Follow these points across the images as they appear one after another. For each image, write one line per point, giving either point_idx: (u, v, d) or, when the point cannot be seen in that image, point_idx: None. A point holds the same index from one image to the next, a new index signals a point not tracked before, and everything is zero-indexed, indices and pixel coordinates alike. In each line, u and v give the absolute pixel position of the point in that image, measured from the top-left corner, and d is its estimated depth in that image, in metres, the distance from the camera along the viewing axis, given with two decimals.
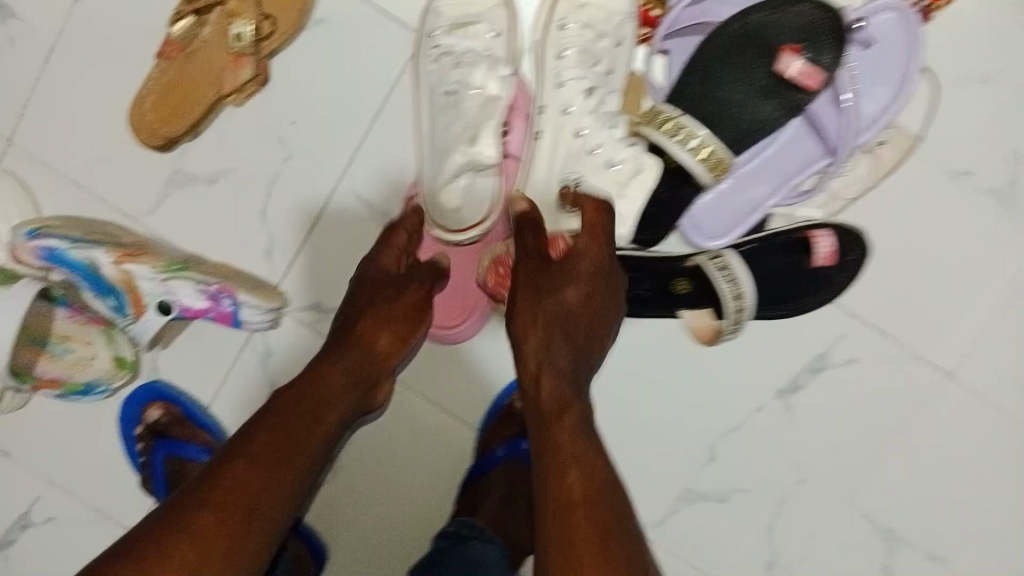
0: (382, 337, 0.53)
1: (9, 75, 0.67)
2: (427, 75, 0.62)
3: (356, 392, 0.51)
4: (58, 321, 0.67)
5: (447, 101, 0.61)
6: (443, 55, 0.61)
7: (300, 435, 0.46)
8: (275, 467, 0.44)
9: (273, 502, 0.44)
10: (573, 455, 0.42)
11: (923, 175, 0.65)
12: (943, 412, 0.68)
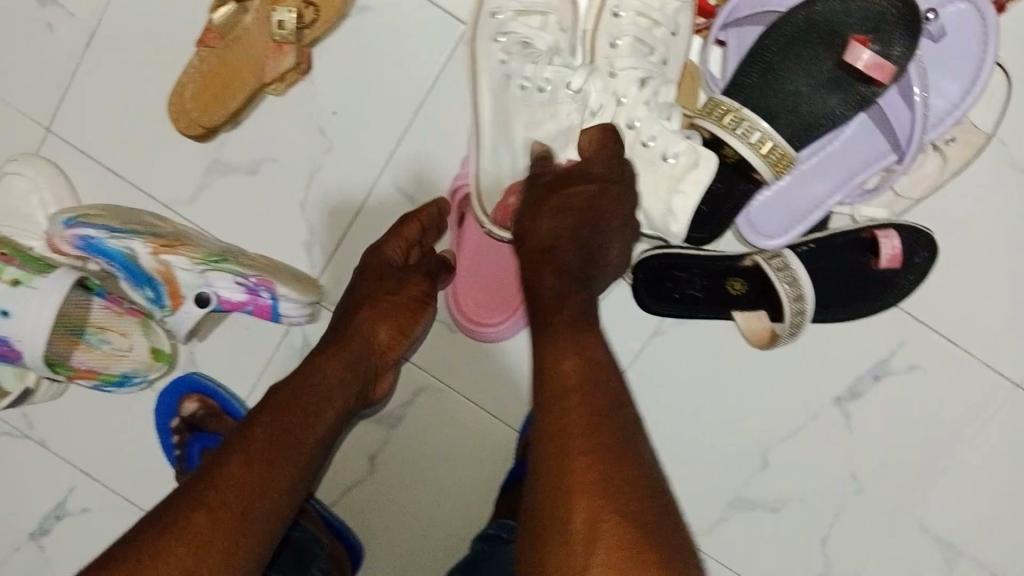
0: (381, 332, 0.59)
1: (48, 62, 0.66)
2: (487, 63, 0.59)
3: (361, 377, 0.57)
4: (95, 310, 0.66)
5: (523, 93, 0.58)
6: (516, 44, 0.58)
7: (294, 429, 0.49)
8: (270, 458, 0.47)
9: (265, 500, 0.46)
10: (574, 354, 0.45)
11: (995, 173, 0.61)
12: (1011, 424, 0.65)
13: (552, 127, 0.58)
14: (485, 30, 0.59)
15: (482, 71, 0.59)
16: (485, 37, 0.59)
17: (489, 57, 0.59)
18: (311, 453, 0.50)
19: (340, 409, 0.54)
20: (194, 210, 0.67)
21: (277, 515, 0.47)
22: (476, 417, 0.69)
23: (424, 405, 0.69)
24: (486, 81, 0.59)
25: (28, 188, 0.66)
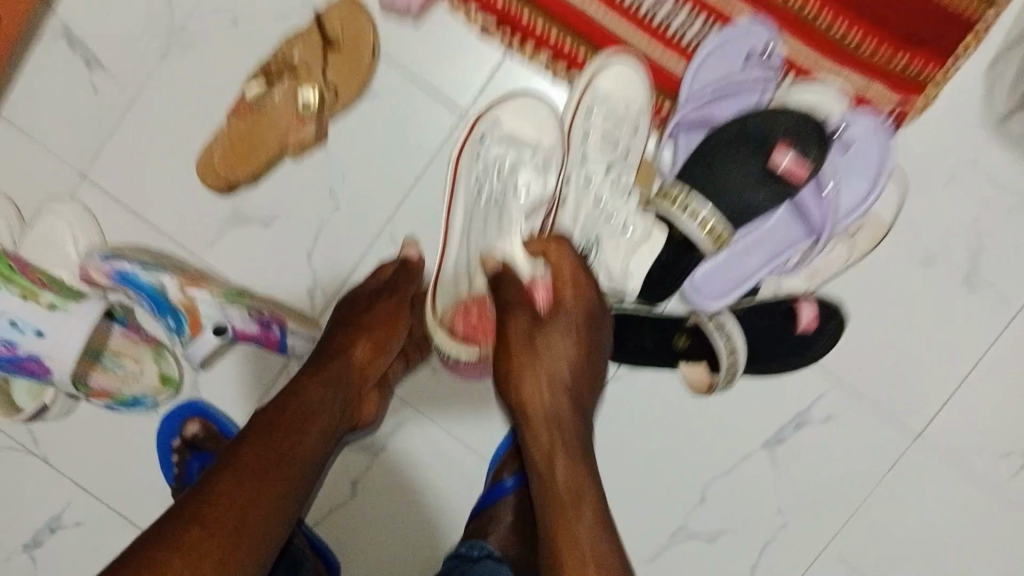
0: (359, 347, 0.67)
1: (87, 117, 0.75)
2: (473, 187, 0.69)
3: (342, 392, 0.65)
4: (114, 337, 0.74)
5: (484, 204, 0.69)
6: (499, 170, 0.69)
7: (279, 446, 0.57)
8: (260, 474, 0.55)
9: (260, 511, 0.54)
10: (587, 539, 0.54)
11: (893, 256, 0.75)
12: (909, 468, 0.78)
13: (503, 228, 0.69)
14: (474, 149, 0.68)
15: (461, 186, 0.68)
16: (470, 152, 0.68)
17: (473, 172, 0.69)
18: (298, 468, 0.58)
19: (326, 422, 0.62)
20: (213, 252, 0.76)
21: (273, 523, 0.54)
22: (450, 445, 0.78)
23: (405, 434, 0.78)
24: (462, 201, 0.69)
25: (67, 230, 0.75)
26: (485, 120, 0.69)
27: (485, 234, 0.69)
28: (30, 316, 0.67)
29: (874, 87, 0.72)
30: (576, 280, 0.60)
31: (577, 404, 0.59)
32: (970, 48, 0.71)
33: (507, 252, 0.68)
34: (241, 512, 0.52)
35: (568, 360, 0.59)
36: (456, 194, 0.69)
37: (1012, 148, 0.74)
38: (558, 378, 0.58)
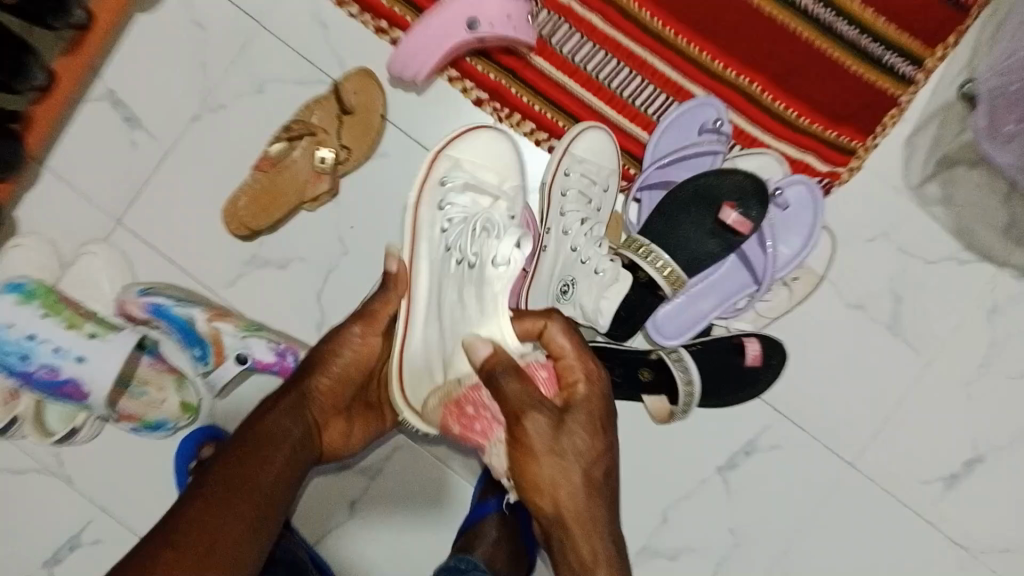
0: (323, 375, 0.64)
1: (127, 173, 0.86)
2: (435, 241, 0.69)
3: (297, 426, 0.62)
4: (143, 366, 0.83)
5: (458, 268, 0.66)
6: (463, 227, 0.67)
7: (240, 475, 0.58)
8: (219, 505, 0.56)
9: (225, 541, 0.55)
10: None
11: (828, 303, 0.88)
12: (846, 491, 0.88)
13: (483, 306, 0.62)
14: (433, 199, 0.71)
15: (420, 233, 0.69)
16: (427, 202, 0.71)
17: (433, 224, 0.69)
18: (257, 502, 0.57)
19: (294, 450, 0.61)
20: (234, 292, 0.86)
21: (240, 549, 0.55)
22: (441, 467, 0.88)
23: (399, 459, 0.88)
24: (422, 254, 0.69)
25: (104, 268, 0.84)
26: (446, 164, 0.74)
27: (455, 303, 0.64)
28: (75, 343, 0.77)
29: (808, 157, 0.86)
30: (585, 364, 0.57)
31: (599, 494, 0.55)
32: (887, 125, 0.87)
33: (497, 338, 0.60)
34: (210, 540, 0.54)
35: (591, 459, 0.55)
36: (422, 243, 0.69)
37: (926, 211, 0.87)
38: (584, 473, 0.54)
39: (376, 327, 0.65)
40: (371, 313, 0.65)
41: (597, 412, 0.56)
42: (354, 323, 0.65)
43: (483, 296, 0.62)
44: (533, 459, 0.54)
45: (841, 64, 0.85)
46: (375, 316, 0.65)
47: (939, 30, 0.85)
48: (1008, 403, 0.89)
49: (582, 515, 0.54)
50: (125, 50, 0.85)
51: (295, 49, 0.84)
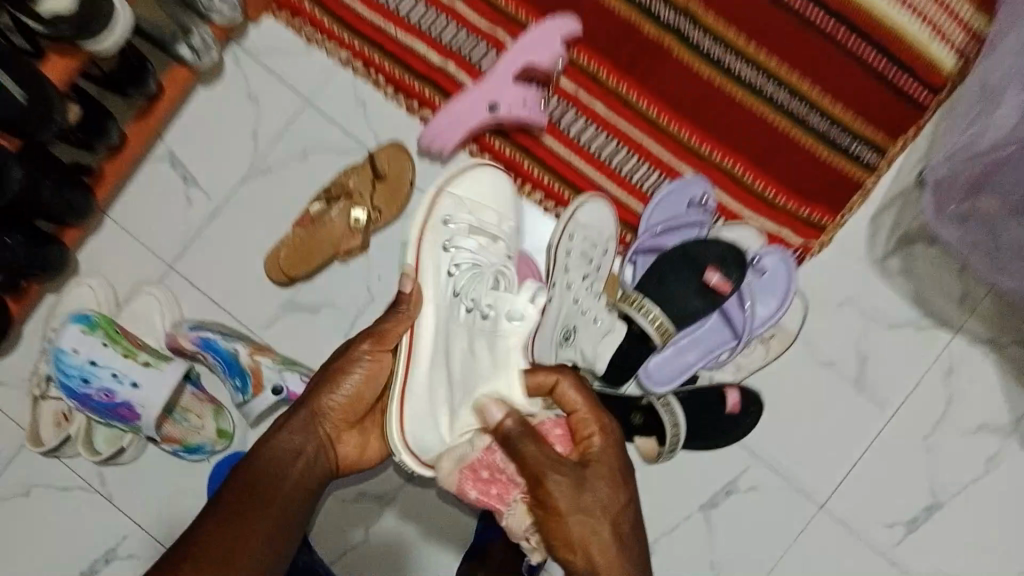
0: (338, 394, 0.70)
1: (179, 222, 0.96)
2: (438, 285, 0.77)
3: (314, 441, 0.68)
4: (185, 395, 0.92)
5: (469, 319, 0.76)
6: (467, 281, 0.77)
7: (262, 485, 0.65)
8: (241, 513, 0.63)
9: (237, 564, 0.61)
10: None
11: (799, 360, 0.98)
12: (814, 530, 0.98)
13: (498, 357, 0.74)
14: (438, 240, 0.80)
15: (425, 274, 0.77)
16: (432, 241, 0.80)
17: (439, 268, 0.78)
18: (276, 512, 0.64)
19: (308, 467, 0.67)
20: (269, 332, 0.96)
21: (248, 570, 0.61)
22: (447, 500, 0.97)
23: (411, 488, 0.97)
24: (428, 295, 0.76)
25: (158, 309, 0.94)
26: (449, 211, 0.83)
27: (464, 351, 0.75)
28: (132, 371, 0.86)
29: (784, 231, 0.98)
30: (598, 418, 0.65)
31: (628, 556, 0.59)
32: (855, 205, 0.98)
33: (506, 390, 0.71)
34: (231, 539, 0.61)
35: (612, 508, 0.60)
36: (431, 291, 0.76)
37: (887, 282, 0.99)
38: (611, 525, 0.59)
39: (385, 344, 0.71)
40: (381, 332, 0.71)
41: (614, 471, 0.62)
42: (364, 339, 0.71)
43: (485, 355, 0.74)
44: (559, 520, 0.59)
45: (813, 152, 0.97)
46: (384, 335, 0.71)
47: (900, 124, 0.97)
48: (960, 455, 0.99)
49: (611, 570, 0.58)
50: (184, 114, 0.96)
51: (337, 121, 0.96)
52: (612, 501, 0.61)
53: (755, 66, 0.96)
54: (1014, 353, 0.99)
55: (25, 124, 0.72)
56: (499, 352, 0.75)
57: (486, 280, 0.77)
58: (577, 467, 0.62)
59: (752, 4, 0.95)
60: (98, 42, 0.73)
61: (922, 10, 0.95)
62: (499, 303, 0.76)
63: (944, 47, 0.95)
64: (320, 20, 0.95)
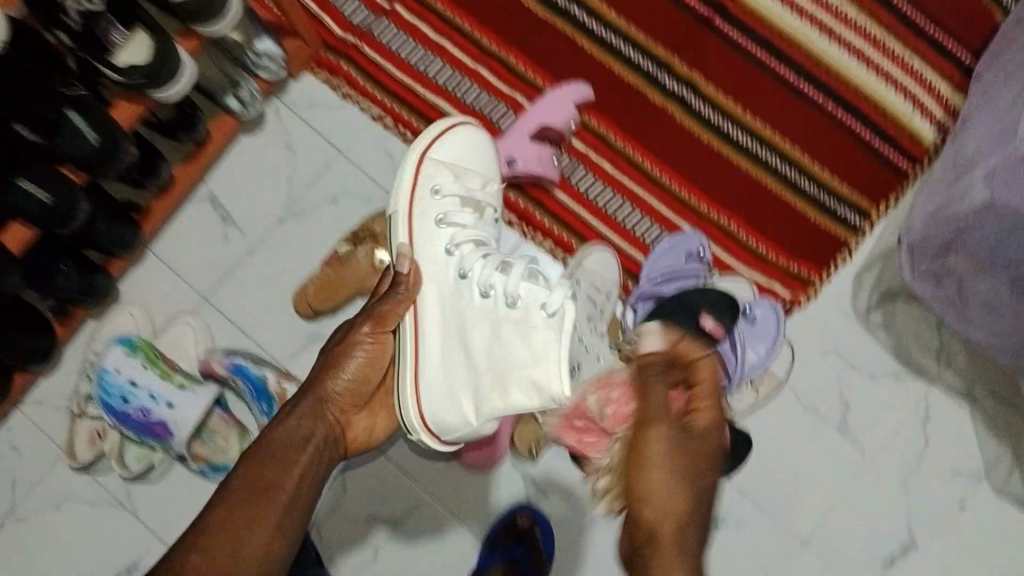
0: (345, 376, 0.72)
1: (216, 258, 1.04)
2: (435, 264, 0.76)
3: (321, 425, 0.70)
4: (213, 417, 0.99)
5: (481, 302, 0.73)
6: (468, 260, 0.75)
7: (267, 477, 0.66)
8: (247, 504, 0.64)
9: (249, 542, 0.63)
10: None
11: (787, 404, 1.05)
12: (798, 567, 1.04)
13: (524, 335, 0.68)
14: (427, 216, 0.78)
15: (418, 249, 0.77)
16: (421, 218, 0.78)
17: (435, 245, 0.77)
18: (288, 494, 0.66)
19: (319, 444, 0.69)
20: (295, 363, 1.03)
21: (263, 549, 0.64)
22: (454, 527, 1.04)
23: (421, 514, 1.04)
24: (427, 277, 0.76)
25: (192, 337, 1.01)
26: (426, 188, 0.79)
27: (478, 333, 0.73)
28: (168, 391, 0.93)
29: (773, 284, 1.06)
30: (710, 396, 0.70)
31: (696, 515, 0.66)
32: (840, 263, 1.07)
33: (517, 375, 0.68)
34: (233, 537, 0.63)
35: (694, 470, 0.66)
36: (437, 282, 0.76)
37: (870, 335, 1.06)
38: (693, 481, 0.66)
39: (383, 328, 0.73)
40: (380, 315, 0.73)
41: (703, 452, 0.68)
42: (362, 323, 0.73)
43: (506, 336, 0.70)
44: (651, 474, 0.66)
45: (801, 212, 1.06)
46: (383, 317, 0.73)
47: (882, 190, 1.06)
48: (936, 500, 1.05)
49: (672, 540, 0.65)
50: (227, 160, 1.05)
51: (366, 171, 1.05)
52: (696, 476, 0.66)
53: (750, 133, 1.05)
54: (987, 406, 1.06)
55: (94, 164, 0.82)
56: (518, 329, 0.69)
57: (489, 258, 0.75)
58: (681, 430, 0.68)
59: (751, 83, 1.05)
60: (163, 92, 0.83)
61: (903, 87, 1.05)
62: (504, 283, 0.72)
63: (925, 119, 1.06)
64: (356, 80, 1.04)
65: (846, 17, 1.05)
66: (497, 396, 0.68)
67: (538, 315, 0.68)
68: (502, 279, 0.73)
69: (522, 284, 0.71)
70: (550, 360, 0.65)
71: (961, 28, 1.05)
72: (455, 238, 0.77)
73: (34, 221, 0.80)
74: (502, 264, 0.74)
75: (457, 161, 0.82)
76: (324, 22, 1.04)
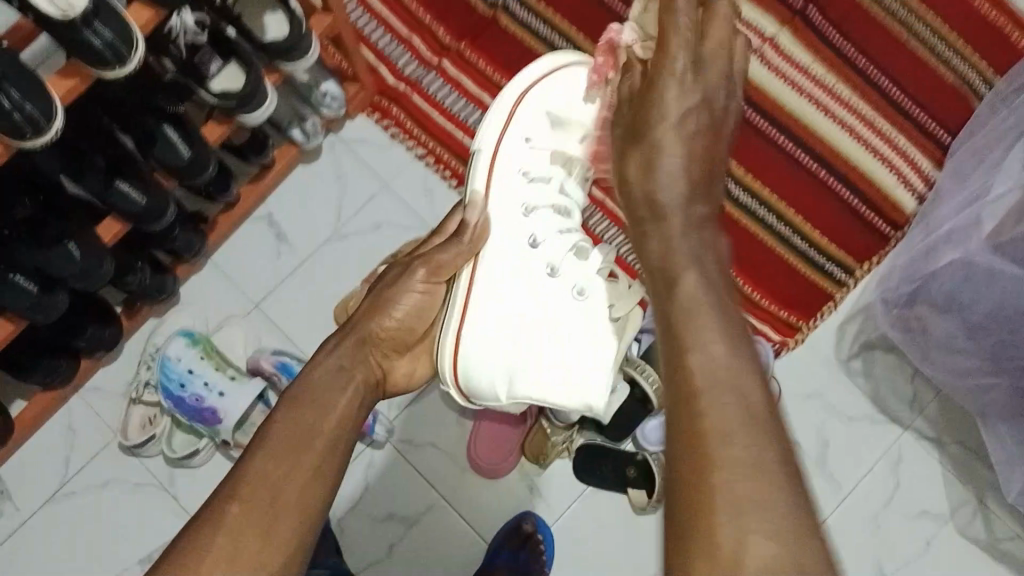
0: (384, 322, 0.77)
1: (268, 271, 1.16)
2: (512, 224, 0.85)
3: (363, 367, 0.73)
4: (256, 411, 1.08)
5: (538, 271, 0.84)
6: (542, 231, 0.85)
7: (309, 423, 0.67)
8: (289, 453, 0.64)
9: (291, 488, 0.63)
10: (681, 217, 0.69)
11: None
12: None
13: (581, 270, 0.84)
14: (512, 169, 0.87)
15: (493, 202, 0.85)
16: (506, 165, 0.87)
17: (513, 201, 0.86)
18: (327, 440, 0.67)
19: (358, 390, 0.71)
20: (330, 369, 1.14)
21: (314, 502, 0.64)
22: (463, 526, 1.14)
23: (435, 513, 1.14)
24: (497, 229, 0.84)
25: (243, 336, 1.14)
26: (519, 138, 0.89)
27: (526, 295, 0.83)
28: (221, 382, 1.06)
29: (765, 328, 1.18)
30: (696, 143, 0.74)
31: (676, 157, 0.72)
32: (826, 313, 1.19)
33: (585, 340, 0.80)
34: (275, 485, 0.63)
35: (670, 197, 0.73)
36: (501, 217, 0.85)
37: (849, 380, 1.17)
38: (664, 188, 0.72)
39: (437, 277, 0.79)
40: (438, 264, 0.79)
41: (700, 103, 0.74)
42: (419, 267, 0.78)
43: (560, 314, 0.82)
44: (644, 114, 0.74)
45: (793, 266, 1.19)
46: (440, 266, 0.79)
47: (866, 250, 1.20)
48: (905, 535, 1.14)
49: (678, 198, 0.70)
50: (284, 186, 1.18)
51: (408, 204, 1.18)
52: (704, 116, 0.74)
53: (752, 194, 1.19)
54: (954, 451, 1.15)
55: (184, 172, 0.93)
56: (579, 318, 0.81)
57: (563, 236, 0.85)
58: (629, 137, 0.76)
59: (742, 138, 1.19)
60: (250, 114, 0.93)
61: (888, 160, 1.19)
62: (574, 270, 0.84)
63: (908, 191, 1.20)
64: (405, 123, 1.18)
65: (840, 96, 1.19)
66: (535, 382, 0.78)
67: (604, 318, 0.81)
68: (572, 264, 0.84)
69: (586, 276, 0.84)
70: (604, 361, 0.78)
71: (941, 111, 1.21)
72: (532, 202, 0.86)
73: (130, 220, 0.91)
74: (573, 247, 0.85)
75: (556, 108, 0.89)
76: (379, 71, 1.18)
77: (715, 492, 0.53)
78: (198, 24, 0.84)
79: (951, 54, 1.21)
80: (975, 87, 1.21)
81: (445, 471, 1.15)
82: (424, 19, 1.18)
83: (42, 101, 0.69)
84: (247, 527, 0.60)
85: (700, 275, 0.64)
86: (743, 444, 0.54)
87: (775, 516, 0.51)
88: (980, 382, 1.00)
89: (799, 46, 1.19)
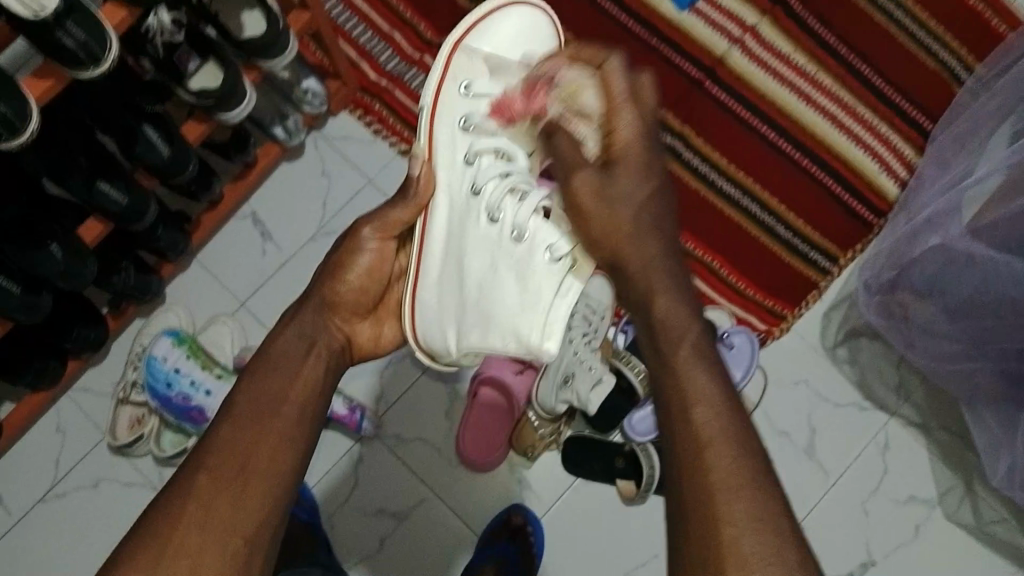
0: (352, 280, 0.74)
1: (256, 270, 1.16)
2: (452, 173, 0.78)
3: (323, 334, 0.71)
4: None
5: (478, 219, 0.75)
6: (483, 174, 0.76)
7: (269, 392, 0.65)
8: (256, 422, 0.62)
9: (262, 462, 0.61)
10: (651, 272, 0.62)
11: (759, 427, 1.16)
12: None
13: (522, 209, 0.72)
14: (454, 119, 0.79)
15: (440, 155, 0.78)
16: (445, 115, 0.79)
17: (454, 153, 0.78)
18: (295, 412, 0.64)
19: (325, 360, 0.70)
20: None
21: (290, 482, 0.62)
22: (453, 520, 1.14)
23: (423, 508, 1.14)
24: (441, 182, 0.77)
25: (230, 336, 1.13)
26: (460, 85, 0.80)
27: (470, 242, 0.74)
28: (207, 380, 1.08)
29: (751, 318, 1.18)
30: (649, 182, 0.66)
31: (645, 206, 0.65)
32: (810, 302, 1.19)
33: (524, 288, 0.69)
34: (245, 458, 0.61)
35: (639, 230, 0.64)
36: (450, 167, 0.78)
37: (836, 367, 1.17)
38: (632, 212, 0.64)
39: (390, 236, 0.76)
40: (385, 222, 0.75)
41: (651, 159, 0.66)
42: (365, 230, 0.75)
43: (502, 265, 0.71)
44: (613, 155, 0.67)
45: (778, 256, 1.19)
46: (393, 225, 0.75)
47: (850, 240, 1.20)
48: (892, 520, 1.14)
49: (647, 257, 0.63)
50: (267, 184, 1.18)
51: (389, 196, 1.17)
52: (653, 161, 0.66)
53: (735, 184, 1.19)
54: (941, 438, 1.16)
55: (163, 171, 0.92)
56: (517, 268, 0.70)
57: (505, 179, 0.75)
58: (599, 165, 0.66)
59: (720, 126, 1.19)
60: (228, 113, 0.93)
61: (870, 149, 1.20)
62: (515, 211, 0.72)
63: (891, 179, 1.20)
64: (388, 120, 1.18)
65: (823, 85, 1.20)
66: (476, 335, 0.70)
67: (544, 262, 0.68)
68: (514, 206, 0.73)
69: (532, 217, 0.71)
70: (537, 311, 0.67)
71: (923, 99, 1.21)
72: (474, 146, 0.77)
73: (109, 218, 0.91)
74: (517, 187, 0.74)
75: (496, 52, 0.81)
76: (361, 67, 1.18)
77: (732, 543, 0.52)
78: (175, 22, 0.84)
79: (932, 44, 1.21)
80: (956, 74, 1.21)
81: (432, 464, 1.15)
82: (407, 15, 1.18)
83: (15, 100, 0.68)
84: (217, 499, 0.58)
85: (696, 337, 0.60)
86: (750, 486, 0.53)
87: (783, 560, 0.51)
88: (963, 366, 1.01)
89: (779, 37, 1.20)
